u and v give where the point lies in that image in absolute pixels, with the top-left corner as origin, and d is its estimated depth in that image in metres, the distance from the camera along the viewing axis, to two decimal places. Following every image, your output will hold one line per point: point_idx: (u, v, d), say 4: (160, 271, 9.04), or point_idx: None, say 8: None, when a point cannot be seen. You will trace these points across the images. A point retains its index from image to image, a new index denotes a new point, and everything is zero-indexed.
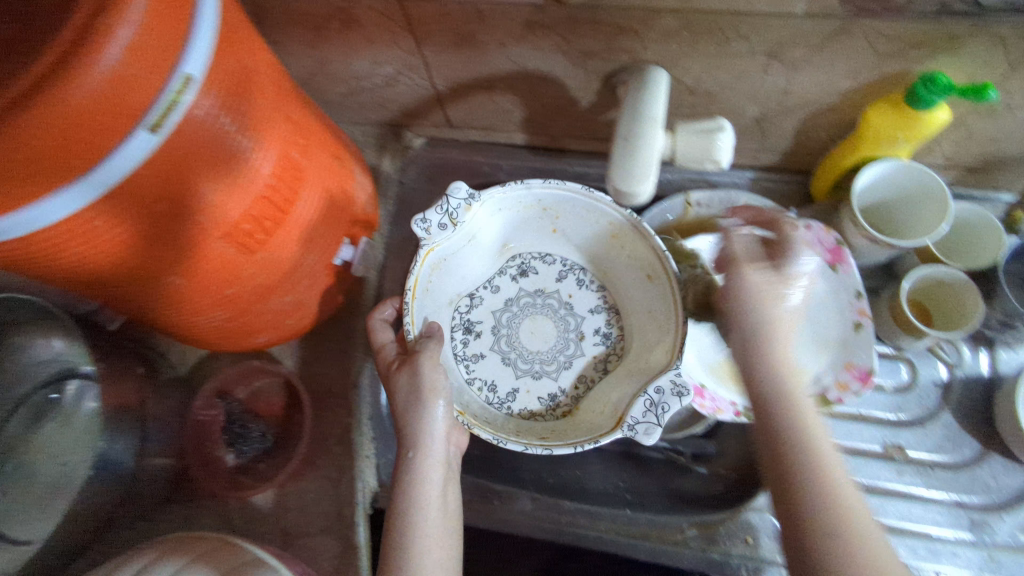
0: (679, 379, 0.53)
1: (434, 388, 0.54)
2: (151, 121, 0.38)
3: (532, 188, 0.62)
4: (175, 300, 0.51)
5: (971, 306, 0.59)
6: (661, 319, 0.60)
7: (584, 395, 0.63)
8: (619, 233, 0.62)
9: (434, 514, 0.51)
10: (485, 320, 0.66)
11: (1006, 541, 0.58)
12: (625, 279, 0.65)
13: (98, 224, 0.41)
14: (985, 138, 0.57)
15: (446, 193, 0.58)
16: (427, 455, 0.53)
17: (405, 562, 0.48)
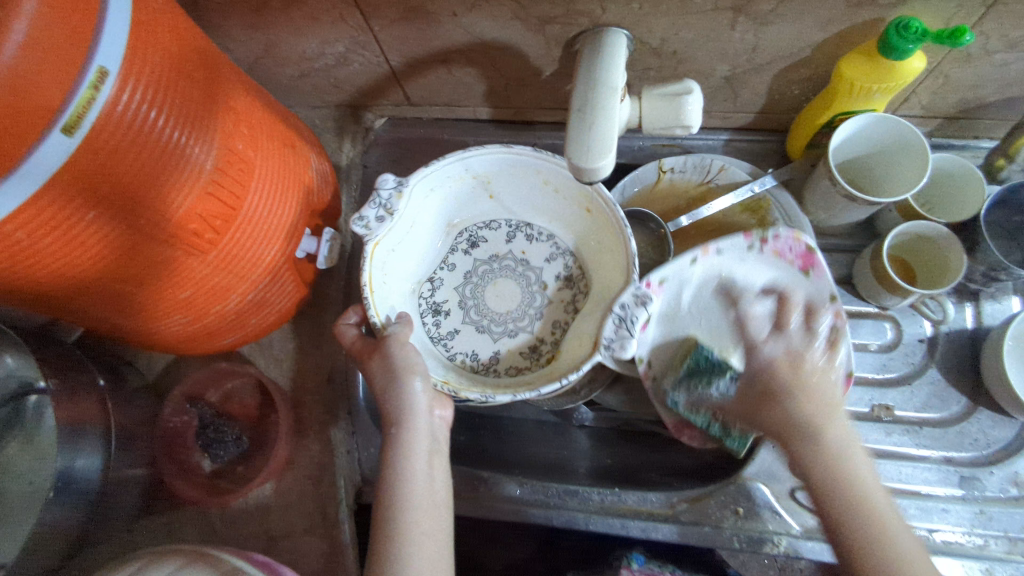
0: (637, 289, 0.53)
1: (411, 366, 0.52)
2: (64, 122, 0.36)
3: (454, 158, 0.59)
4: (127, 309, 0.49)
5: (955, 261, 0.57)
6: (609, 243, 0.59)
7: (562, 338, 0.61)
8: (550, 176, 0.60)
9: (422, 491, 0.49)
10: (450, 297, 0.63)
11: (996, 495, 0.57)
12: (571, 219, 0.63)
13: (22, 237, 0.39)
14: (963, 84, 0.55)
15: (375, 188, 0.55)
16: (411, 433, 0.51)
17: (393, 543, 0.46)
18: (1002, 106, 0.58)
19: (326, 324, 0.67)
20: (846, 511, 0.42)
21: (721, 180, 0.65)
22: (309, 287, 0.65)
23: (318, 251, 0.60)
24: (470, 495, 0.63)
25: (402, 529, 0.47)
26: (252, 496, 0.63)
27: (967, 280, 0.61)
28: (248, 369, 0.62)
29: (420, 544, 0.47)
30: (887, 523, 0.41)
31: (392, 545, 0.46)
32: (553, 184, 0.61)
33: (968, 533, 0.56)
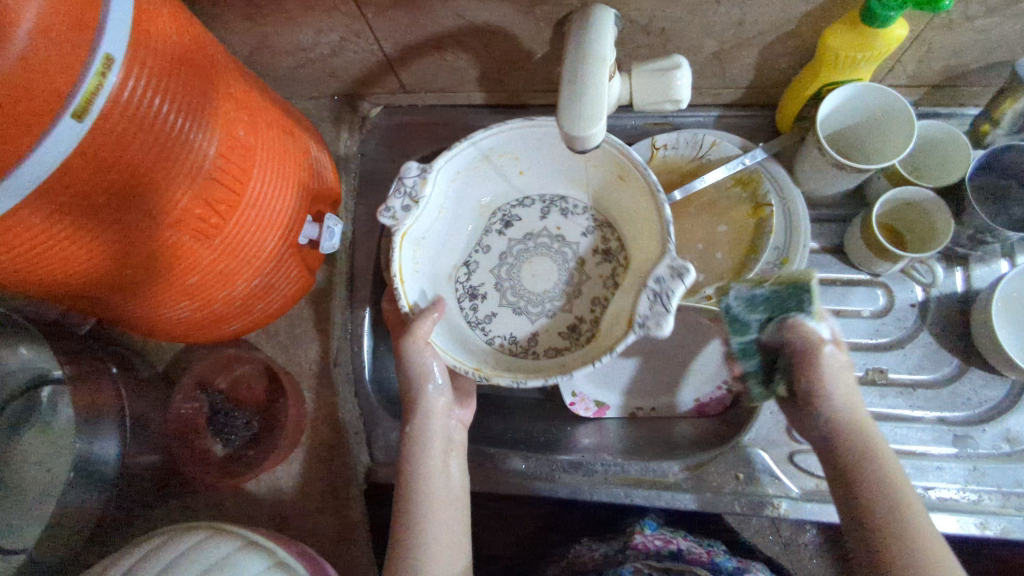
0: (677, 260, 0.49)
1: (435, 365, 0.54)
2: (74, 108, 0.38)
3: (483, 138, 0.59)
4: (138, 296, 0.50)
5: (942, 225, 0.58)
6: (643, 212, 0.58)
7: (599, 316, 0.62)
8: (576, 144, 0.59)
9: (439, 483, 0.51)
10: (486, 280, 0.65)
11: (989, 452, 0.59)
12: (604, 191, 0.63)
13: (31, 219, 0.40)
14: (946, 52, 0.56)
15: (396, 178, 0.54)
16: (429, 428, 0.53)
17: (413, 534, 0.48)
18: (986, 72, 0.59)
19: (330, 310, 0.69)
20: (863, 491, 0.43)
21: (713, 154, 0.66)
22: (312, 274, 0.66)
23: (319, 237, 0.61)
24: (476, 470, 0.65)
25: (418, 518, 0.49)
26: (264, 478, 0.64)
27: (955, 244, 0.62)
28: (257, 355, 0.65)
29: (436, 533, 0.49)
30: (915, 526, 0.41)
31: (411, 536, 0.48)
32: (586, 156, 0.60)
33: (962, 489, 0.58)
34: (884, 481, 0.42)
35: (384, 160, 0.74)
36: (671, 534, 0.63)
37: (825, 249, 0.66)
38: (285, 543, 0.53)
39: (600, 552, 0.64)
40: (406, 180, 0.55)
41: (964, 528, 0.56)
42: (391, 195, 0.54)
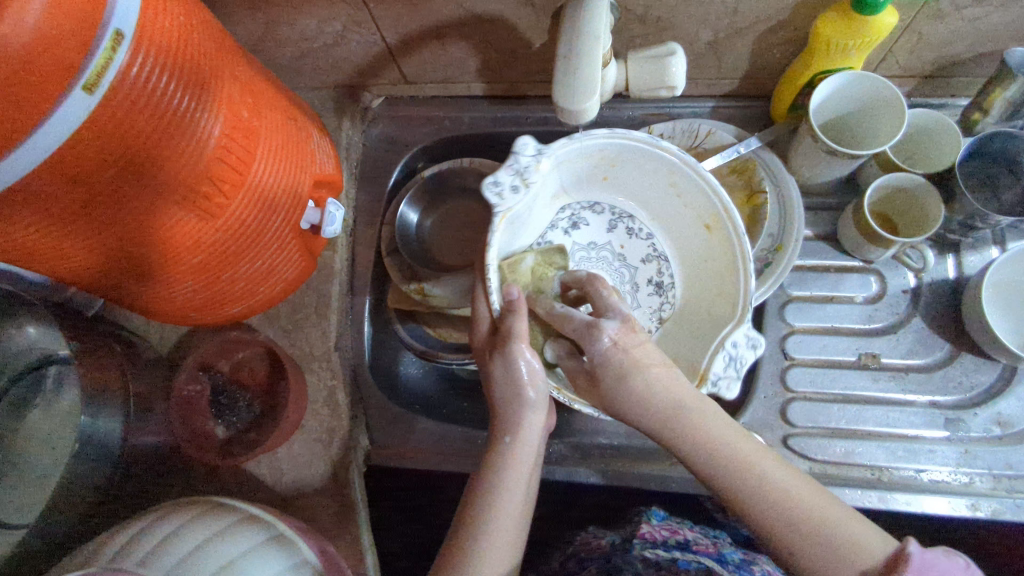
0: (752, 333, 0.51)
1: (529, 376, 0.52)
2: (85, 80, 0.39)
3: (599, 139, 0.55)
4: (144, 271, 0.51)
5: (933, 210, 0.60)
6: (719, 267, 0.58)
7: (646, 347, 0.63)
8: (680, 182, 0.57)
9: (519, 495, 0.50)
10: None
11: (980, 435, 0.59)
12: (678, 224, 0.62)
13: (42, 189, 0.41)
14: (936, 42, 0.57)
15: (514, 152, 0.50)
16: (522, 443, 0.52)
17: (478, 533, 0.48)
18: (976, 62, 0.60)
19: (331, 295, 0.70)
20: (736, 486, 0.43)
21: (708, 144, 0.67)
22: (314, 259, 0.67)
23: (321, 222, 0.62)
24: (474, 453, 0.66)
25: (485, 518, 0.49)
26: (264, 460, 0.65)
27: (946, 230, 0.63)
28: (258, 337, 0.65)
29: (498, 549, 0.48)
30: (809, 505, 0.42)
31: (474, 533, 0.48)
32: (684, 196, 0.59)
33: (954, 471, 0.59)
34: (745, 467, 0.43)
35: (385, 150, 0.76)
36: (678, 525, 0.63)
37: (818, 237, 0.67)
38: (285, 519, 0.53)
39: (608, 539, 0.64)
40: (517, 160, 0.51)
41: (955, 510, 0.57)
42: (502, 168, 0.50)
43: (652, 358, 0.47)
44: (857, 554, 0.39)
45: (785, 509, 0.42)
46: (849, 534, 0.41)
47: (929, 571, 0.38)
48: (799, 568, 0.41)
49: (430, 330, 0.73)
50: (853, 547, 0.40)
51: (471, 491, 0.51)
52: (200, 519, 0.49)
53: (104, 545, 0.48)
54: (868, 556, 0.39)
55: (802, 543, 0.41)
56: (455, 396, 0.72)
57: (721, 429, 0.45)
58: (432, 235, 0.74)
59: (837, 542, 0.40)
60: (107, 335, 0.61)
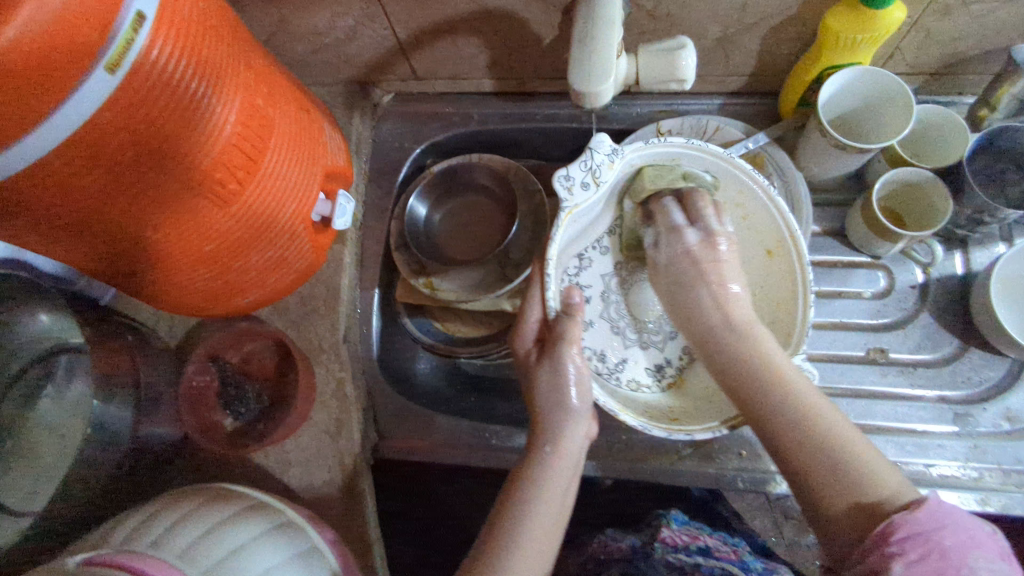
0: (806, 366, 0.52)
1: (577, 380, 0.54)
2: (107, 61, 0.39)
3: (669, 145, 0.57)
4: (158, 256, 0.52)
5: (941, 204, 0.60)
6: (781, 294, 0.57)
7: (688, 367, 0.62)
8: (749, 203, 0.59)
9: (555, 502, 0.51)
10: (593, 284, 0.64)
11: (989, 430, 0.59)
12: (740, 249, 0.62)
13: (63, 171, 0.42)
14: (943, 38, 0.58)
15: (590, 148, 0.54)
16: (562, 451, 0.53)
17: (513, 531, 0.48)
18: (983, 59, 0.60)
19: (340, 288, 0.70)
20: (762, 397, 0.47)
21: (716, 139, 0.68)
22: (324, 252, 0.68)
23: (332, 214, 0.63)
24: (482, 446, 0.66)
25: (519, 519, 0.49)
26: (272, 452, 0.65)
27: (954, 225, 0.63)
28: (269, 328, 0.66)
29: (533, 554, 0.48)
30: (834, 431, 0.44)
31: (509, 528, 0.49)
32: (751, 218, 0.60)
33: (964, 466, 0.58)
34: (778, 383, 0.47)
35: (395, 146, 0.76)
36: (698, 530, 0.63)
37: (826, 233, 0.67)
38: (294, 507, 0.53)
39: (627, 543, 0.64)
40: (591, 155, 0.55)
41: (965, 504, 0.57)
42: (576, 163, 0.54)
43: (728, 270, 0.55)
44: (862, 485, 0.42)
45: (808, 428, 0.45)
46: (863, 461, 0.43)
47: (945, 518, 0.38)
48: (804, 480, 0.44)
49: (438, 324, 0.73)
50: (867, 478, 0.42)
51: (507, 493, 0.52)
52: (208, 506, 0.49)
53: (115, 528, 0.48)
54: (878, 490, 0.41)
55: (818, 460, 0.44)
56: (460, 392, 0.72)
57: (762, 347, 0.50)
58: (442, 230, 0.75)
59: (845, 464, 0.43)
60: (118, 323, 0.61)
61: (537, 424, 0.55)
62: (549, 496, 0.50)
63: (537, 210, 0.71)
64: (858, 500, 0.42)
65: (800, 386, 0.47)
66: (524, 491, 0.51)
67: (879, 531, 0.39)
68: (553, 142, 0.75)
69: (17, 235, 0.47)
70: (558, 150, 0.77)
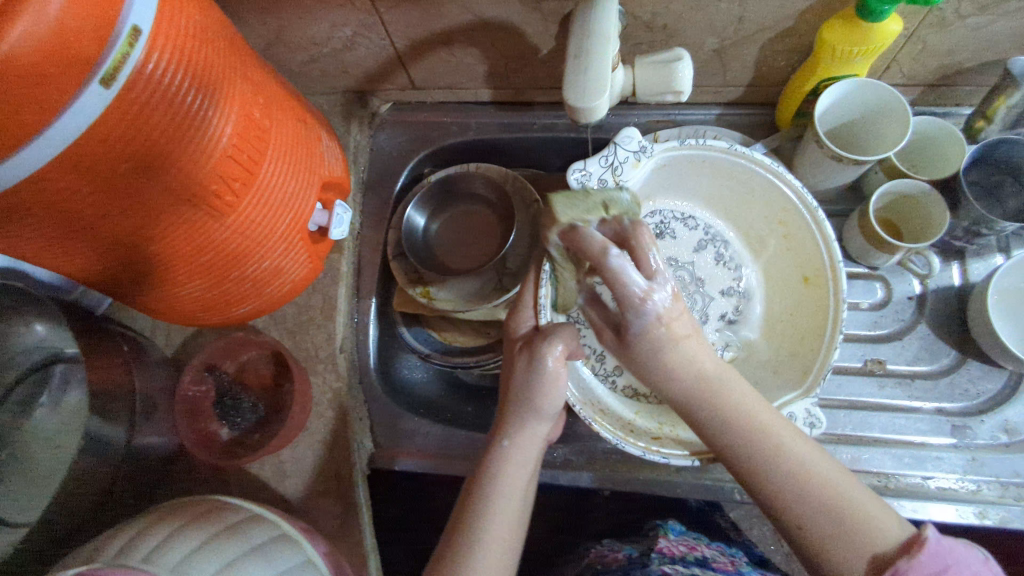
0: (813, 409, 0.51)
1: (552, 378, 0.52)
2: (101, 75, 0.39)
3: (704, 147, 0.59)
4: (152, 265, 0.51)
5: (938, 215, 0.60)
6: (809, 321, 0.58)
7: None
8: (791, 222, 0.59)
9: (514, 496, 0.50)
10: None
11: (987, 442, 0.59)
12: (776, 266, 0.63)
13: (57, 184, 0.42)
14: (940, 51, 0.58)
15: (614, 144, 0.57)
16: (520, 446, 0.52)
17: (474, 523, 0.48)
18: (979, 71, 0.61)
19: (337, 297, 0.70)
20: (757, 456, 0.43)
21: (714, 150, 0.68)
22: (321, 262, 0.67)
23: (328, 224, 0.63)
24: (478, 457, 0.65)
25: (479, 508, 0.49)
26: (268, 462, 0.64)
27: (951, 237, 0.63)
28: (267, 339, 0.66)
29: (494, 547, 0.47)
30: (830, 483, 0.42)
31: (471, 519, 0.49)
32: (791, 238, 0.60)
33: (961, 479, 0.58)
34: (773, 442, 0.42)
35: (393, 155, 0.76)
36: (694, 541, 0.63)
37: None
38: (288, 519, 0.53)
39: (624, 553, 0.64)
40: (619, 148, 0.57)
41: (962, 517, 0.57)
42: (594, 158, 0.57)
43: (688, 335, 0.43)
44: (872, 536, 0.40)
45: (809, 483, 0.42)
46: (863, 512, 0.41)
47: (947, 556, 0.39)
48: (805, 543, 0.42)
49: (435, 333, 0.73)
50: (870, 532, 0.40)
51: (470, 484, 0.52)
52: (202, 519, 0.49)
53: (108, 541, 0.47)
54: (884, 539, 0.40)
55: (823, 525, 0.41)
56: (459, 400, 0.73)
57: (742, 399, 0.43)
58: (440, 238, 0.75)
59: (849, 518, 0.41)
60: (112, 333, 0.62)
61: (502, 413, 0.54)
62: (510, 489, 0.50)
63: (534, 219, 0.71)
64: (865, 557, 0.40)
65: (794, 439, 0.43)
66: (484, 483, 0.50)
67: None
68: (550, 152, 0.75)
69: (10, 244, 0.47)
70: (555, 160, 0.76)
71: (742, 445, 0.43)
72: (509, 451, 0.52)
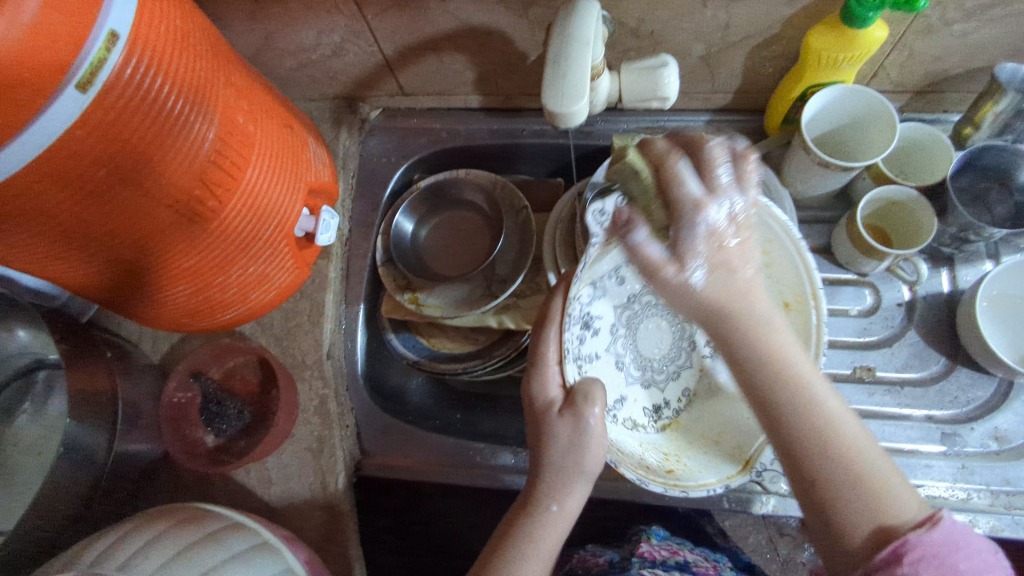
0: None
1: (596, 445, 0.49)
2: (78, 80, 0.39)
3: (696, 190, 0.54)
4: (139, 271, 0.51)
5: (925, 222, 0.60)
6: None
7: (686, 409, 0.60)
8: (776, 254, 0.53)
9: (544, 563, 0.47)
10: (603, 315, 0.58)
11: (976, 450, 0.59)
12: None
13: (34, 192, 0.41)
14: (926, 58, 0.58)
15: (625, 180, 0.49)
16: (566, 512, 0.49)
17: None
18: (967, 78, 0.61)
19: (324, 303, 0.70)
20: (783, 404, 0.41)
21: None
22: (308, 268, 0.67)
23: (315, 230, 0.62)
24: (465, 464, 0.65)
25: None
26: (253, 469, 0.64)
27: (939, 244, 0.63)
28: (253, 345, 0.67)
29: None
30: (860, 452, 0.40)
31: None
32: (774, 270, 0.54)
33: (951, 487, 0.57)
34: (813, 405, 0.40)
35: (384, 160, 0.76)
36: (679, 546, 0.62)
37: (814, 250, 0.67)
38: (271, 526, 0.52)
39: (608, 558, 0.63)
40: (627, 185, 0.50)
41: None
42: None
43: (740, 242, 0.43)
44: (886, 510, 0.38)
45: (834, 448, 0.40)
46: (887, 490, 0.39)
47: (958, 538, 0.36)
48: (823, 507, 0.39)
49: (424, 340, 0.73)
50: (885, 502, 0.38)
51: (495, 548, 0.48)
52: (183, 527, 0.48)
53: (76, 557, 0.47)
54: (900, 517, 0.38)
55: (839, 480, 0.39)
56: (446, 408, 0.72)
57: (795, 351, 0.41)
58: (429, 245, 0.74)
59: (867, 492, 0.38)
60: (97, 339, 0.61)
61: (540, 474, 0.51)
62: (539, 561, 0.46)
63: (523, 226, 0.71)
64: (872, 527, 0.38)
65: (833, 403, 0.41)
66: (515, 545, 0.47)
67: (889, 551, 0.37)
68: (539, 158, 0.75)
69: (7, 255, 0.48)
70: (545, 166, 0.76)
71: (768, 388, 0.41)
72: (556, 519, 0.48)
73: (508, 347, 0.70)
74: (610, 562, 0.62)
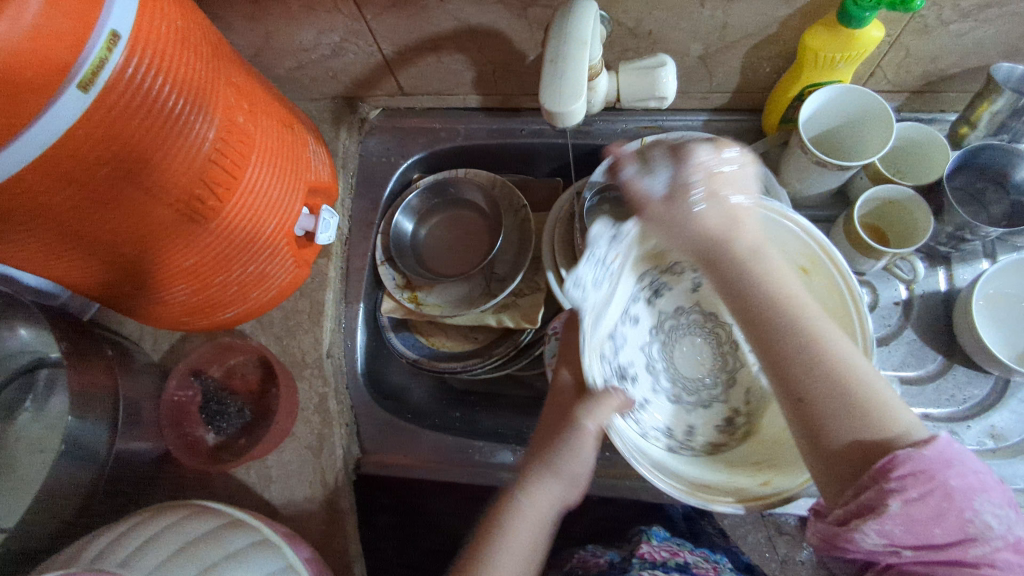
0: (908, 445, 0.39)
1: (583, 446, 0.48)
2: (79, 80, 0.39)
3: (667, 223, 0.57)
4: (140, 270, 0.52)
5: (922, 220, 0.60)
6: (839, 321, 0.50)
7: (756, 407, 0.55)
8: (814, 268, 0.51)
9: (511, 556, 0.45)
10: (633, 360, 0.58)
11: (973, 447, 0.59)
12: None
13: (37, 190, 0.42)
14: (922, 58, 0.58)
15: (590, 248, 0.53)
16: (540, 509, 0.48)
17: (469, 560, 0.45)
18: (963, 78, 0.61)
19: (324, 302, 0.70)
20: (773, 323, 0.43)
21: None
22: (308, 267, 0.68)
23: (315, 229, 0.62)
24: (464, 462, 0.66)
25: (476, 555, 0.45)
26: (253, 467, 0.64)
27: (936, 243, 0.63)
28: (252, 344, 0.66)
29: None
30: (849, 366, 0.41)
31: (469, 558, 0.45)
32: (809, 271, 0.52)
33: None
34: (798, 319, 0.43)
35: (384, 160, 0.77)
36: (678, 546, 0.62)
37: None
38: (271, 523, 0.53)
39: (607, 558, 0.64)
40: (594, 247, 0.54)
41: None
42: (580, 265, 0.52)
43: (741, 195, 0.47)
44: (872, 421, 0.38)
45: (816, 361, 0.41)
46: (875, 400, 0.39)
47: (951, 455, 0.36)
48: (806, 416, 0.41)
49: (423, 339, 0.73)
50: (876, 412, 0.39)
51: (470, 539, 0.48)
52: (184, 524, 0.49)
53: (78, 553, 0.47)
54: (888, 422, 0.38)
55: (823, 391, 0.40)
56: (446, 406, 0.73)
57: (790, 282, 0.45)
58: (429, 243, 0.75)
59: (852, 400, 0.39)
60: (98, 337, 0.62)
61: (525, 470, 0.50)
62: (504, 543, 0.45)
63: (523, 225, 0.71)
64: (853, 436, 0.39)
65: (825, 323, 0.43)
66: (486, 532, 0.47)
67: (876, 467, 0.36)
68: (538, 158, 0.76)
69: (8, 253, 0.48)
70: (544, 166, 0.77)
71: (769, 312, 0.44)
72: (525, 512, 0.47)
73: (508, 346, 0.70)
74: (609, 562, 0.62)
